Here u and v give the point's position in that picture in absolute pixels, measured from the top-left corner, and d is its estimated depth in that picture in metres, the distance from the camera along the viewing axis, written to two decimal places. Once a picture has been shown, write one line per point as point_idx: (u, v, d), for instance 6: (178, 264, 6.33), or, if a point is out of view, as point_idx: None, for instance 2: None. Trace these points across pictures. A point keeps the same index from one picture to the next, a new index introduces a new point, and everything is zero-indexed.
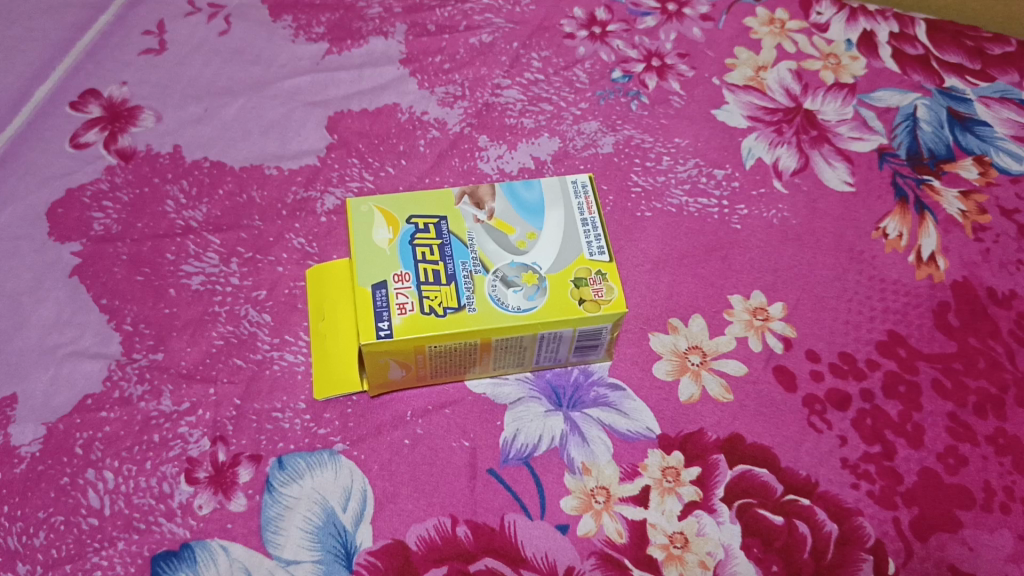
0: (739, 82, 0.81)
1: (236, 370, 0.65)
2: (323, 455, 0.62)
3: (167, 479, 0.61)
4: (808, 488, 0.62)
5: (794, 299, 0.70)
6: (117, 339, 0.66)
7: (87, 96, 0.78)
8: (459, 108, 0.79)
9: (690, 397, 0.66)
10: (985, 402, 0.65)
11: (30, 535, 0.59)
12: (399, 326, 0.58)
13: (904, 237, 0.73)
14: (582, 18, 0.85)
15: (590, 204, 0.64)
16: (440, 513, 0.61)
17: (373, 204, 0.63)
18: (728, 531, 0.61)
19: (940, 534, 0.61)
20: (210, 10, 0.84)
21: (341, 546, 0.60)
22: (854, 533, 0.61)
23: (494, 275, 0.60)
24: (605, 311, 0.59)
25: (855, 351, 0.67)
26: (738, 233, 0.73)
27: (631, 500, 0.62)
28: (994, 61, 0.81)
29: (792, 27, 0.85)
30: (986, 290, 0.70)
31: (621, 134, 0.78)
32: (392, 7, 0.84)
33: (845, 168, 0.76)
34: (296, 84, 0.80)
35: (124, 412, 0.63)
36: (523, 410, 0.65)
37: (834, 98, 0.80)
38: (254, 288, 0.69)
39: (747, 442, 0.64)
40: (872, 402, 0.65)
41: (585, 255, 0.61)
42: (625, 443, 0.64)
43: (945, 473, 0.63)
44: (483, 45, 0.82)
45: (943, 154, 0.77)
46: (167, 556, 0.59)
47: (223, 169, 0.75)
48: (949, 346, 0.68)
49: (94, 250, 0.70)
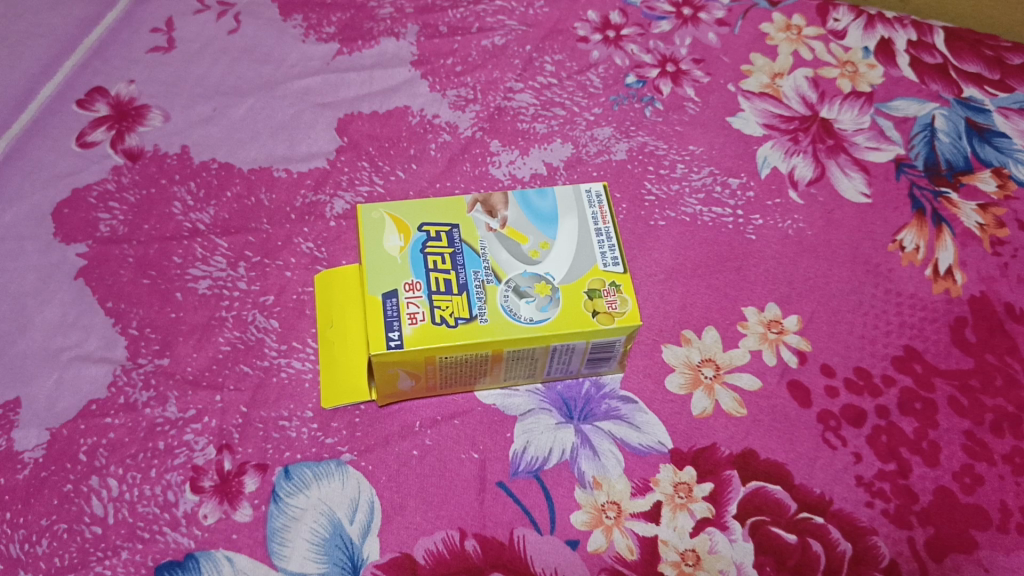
0: (755, 89, 0.80)
1: (243, 376, 0.64)
2: (330, 465, 0.62)
3: (172, 488, 0.61)
4: (822, 506, 0.61)
5: (809, 312, 0.69)
6: (122, 343, 0.65)
7: (94, 94, 0.77)
8: (471, 111, 0.78)
9: (703, 411, 0.65)
10: (1002, 420, 0.65)
11: (33, 542, 0.59)
12: (409, 337, 0.57)
13: (921, 250, 0.72)
14: (596, 21, 0.84)
15: (605, 213, 0.63)
16: (448, 526, 0.60)
17: (384, 210, 0.62)
18: (741, 549, 0.60)
19: (956, 555, 0.60)
20: (220, 8, 0.83)
21: (348, 558, 0.59)
22: (869, 552, 0.60)
23: (507, 285, 0.59)
24: (618, 324, 0.58)
25: (871, 367, 0.66)
26: (753, 244, 0.72)
27: (643, 515, 0.61)
28: (1014, 71, 0.80)
29: (809, 33, 0.84)
30: (1004, 306, 0.69)
31: (635, 141, 0.77)
32: (404, 8, 0.83)
33: (861, 179, 0.75)
34: (306, 84, 0.79)
35: (128, 418, 0.62)
36: (533, 422, 0.64)
37: (851, 107, 0.79)
38: (262, 293, 0.68)
39: (760, 458, 0.63)
40: (887, 419, 0.64)
41: (599, 266, 0.60)
42: (637, 457, 0.63)
43: (961, 492, 0.62)
44: (496, 47, 0.81)
45: (961, 166, 0.76)
46: (171, 565, 0.58)
47: (231, 171, 0.74)
48: (966, 362, 0.67)
49: (99, 252, 0.69)
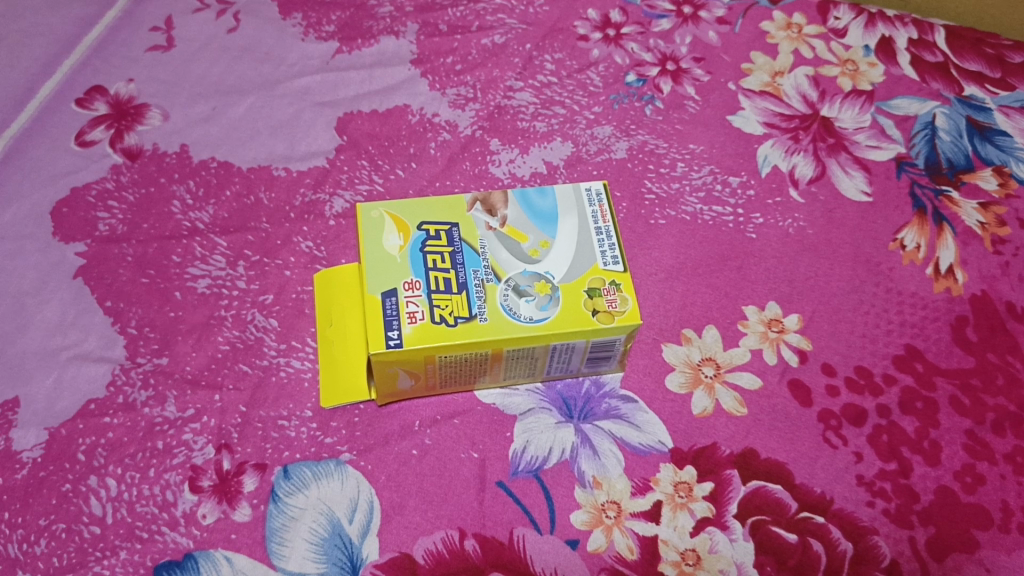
0: (756, 88, 0.80)
1: (242, 376, 0.64)
2: (329, 465, 0.61)
3: (171, 487, 0.60)
4: (823, 505, 0.61)
5: (810, 311, 0.69)
6: (120, 342, 0.65)
7: (93, 93, 0.77)
8: (471, 110, 0.77)
9: (703, 410, 0.64)
10: (1003, 420, 0.64)
11: (31, 542, 0.58)
12: (409, 336, 0.57)
13: (922, 249, 0.71)
14: (596, 19, 0.83)
15: (605, 212, 0.62)
16: (448, 526, 0.60)
17: (383, 209, 0.62)
18: (741, 548, 0.60)
19: (957, 555, 0.60)
20: (219, 7, 0.82)
21: (347, 558, 0.59)
22: (870, 552, 0.60)
23: (507, 284, 0.59)
24: (619, 323, 0.58)
25: (872, 366, 0.66)
26: (753, 243, 0.72)
27: (643, 515, 0.61)
28: (1016, 69, 0.80)
29: (810, 31, 0.83)
30: (1005, 305, 0.69)
31: (635, 140, 0.76)
32: (403, 6, 0.83)
33: (862, 178, 0.75)
34: (305, 83, 0.78)
35: (127, 417, 0.62)
36: (533, 421, 0.64)
37: (852, 106, 0.79)
38: (261, 292, 0.68)
39: (761, 458, 0.63)
40: (888, 418, 0.64)
41: (600, 265, 0.60)
42: (637, 456, 0.63)
43: (962, 491, 0.62)
44: (496, 46, 0.81)
45: (962, 164, 0.75)
46: (170, 565, 0.58)
47: (230, 170, 0.73)
48: (967, 361, 0.66)
49: (98, 251, 0.69)
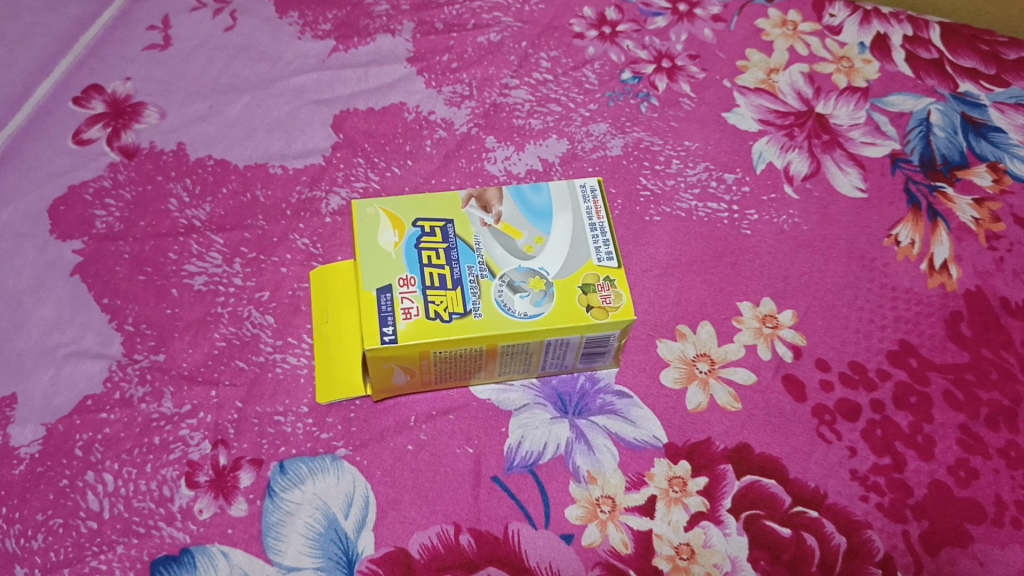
0: (751, 85, 0.80)
1: (238, 372, 0.65)
2: (325, 460, 0.62)
3: (167, 483, 0.61)
4: (817, 500, 0.61)
5: (804, 306, 0.69)
6: (117, 339, 0.66)
7: (91, 91, 0.77)
8: (467, 108, 0.78)
9: (698, 405, 0.65)
10: (997, 415, 0.65)
11: (28, 537, 0.59)
12: (404, 332, 0.57)
13: (916, 244, 0.72)
14: (592, 17, 0.84)
15: (599, 209, 0.63)
16: (443, 520, 0.60)
17: (379, 205, 0.62)
18: (735, 543, 0.60)
19: (950, 549, 0.60)
20: (216, 6, 0.83)
21: (343, 553, 0.59)
22: (863, 546, 0.60)
23: (501, 280, 0.59)
24: (613, 319, 0.58)
25: (866, 361, 0.66)
26: (748, 239, 0.72)
27: (638, 510, 0.61)
28: (1011, 66, 0.80)
29: (805, 29, 0.84)
30: (999, 300, 0.69)
31: (630, 137, 0.77)
32: (399, 4, 0.83)
33: (857, 174, 0.75)
34: (302, 81, 0.79)
35: (124, 413, 0.63)
36: (529, 417, 0.64)
37: (846, 102, 0.79)
38: (258, 289, 0.68)
39: (756, 453, 0.63)
40: (882, 413, 0.64)
41: (594, 261, 0.60)
42: (631, 451, 0.63)
43: (956, 485, 0.62)
44: (491, 44, 0.81)
45: (957, 160, 0.76)
46: (167, 560, 0.58)
47: (226, 168, 0.74)
48: (961, 356, 0.67)
49: (95, 248, 0.69)
